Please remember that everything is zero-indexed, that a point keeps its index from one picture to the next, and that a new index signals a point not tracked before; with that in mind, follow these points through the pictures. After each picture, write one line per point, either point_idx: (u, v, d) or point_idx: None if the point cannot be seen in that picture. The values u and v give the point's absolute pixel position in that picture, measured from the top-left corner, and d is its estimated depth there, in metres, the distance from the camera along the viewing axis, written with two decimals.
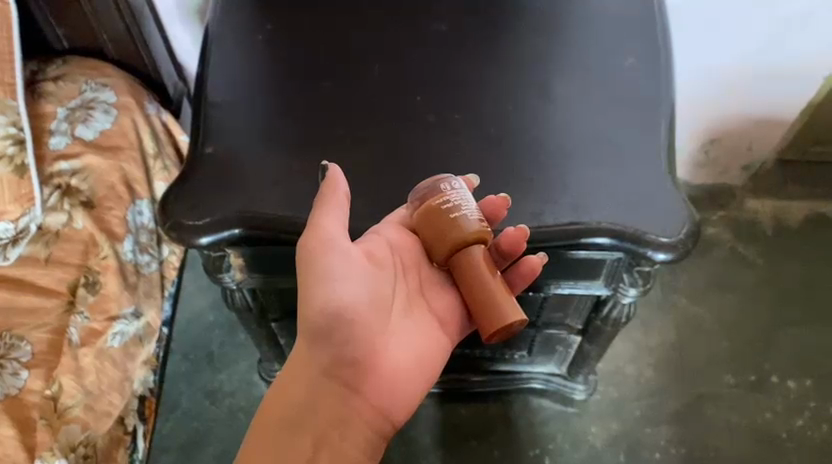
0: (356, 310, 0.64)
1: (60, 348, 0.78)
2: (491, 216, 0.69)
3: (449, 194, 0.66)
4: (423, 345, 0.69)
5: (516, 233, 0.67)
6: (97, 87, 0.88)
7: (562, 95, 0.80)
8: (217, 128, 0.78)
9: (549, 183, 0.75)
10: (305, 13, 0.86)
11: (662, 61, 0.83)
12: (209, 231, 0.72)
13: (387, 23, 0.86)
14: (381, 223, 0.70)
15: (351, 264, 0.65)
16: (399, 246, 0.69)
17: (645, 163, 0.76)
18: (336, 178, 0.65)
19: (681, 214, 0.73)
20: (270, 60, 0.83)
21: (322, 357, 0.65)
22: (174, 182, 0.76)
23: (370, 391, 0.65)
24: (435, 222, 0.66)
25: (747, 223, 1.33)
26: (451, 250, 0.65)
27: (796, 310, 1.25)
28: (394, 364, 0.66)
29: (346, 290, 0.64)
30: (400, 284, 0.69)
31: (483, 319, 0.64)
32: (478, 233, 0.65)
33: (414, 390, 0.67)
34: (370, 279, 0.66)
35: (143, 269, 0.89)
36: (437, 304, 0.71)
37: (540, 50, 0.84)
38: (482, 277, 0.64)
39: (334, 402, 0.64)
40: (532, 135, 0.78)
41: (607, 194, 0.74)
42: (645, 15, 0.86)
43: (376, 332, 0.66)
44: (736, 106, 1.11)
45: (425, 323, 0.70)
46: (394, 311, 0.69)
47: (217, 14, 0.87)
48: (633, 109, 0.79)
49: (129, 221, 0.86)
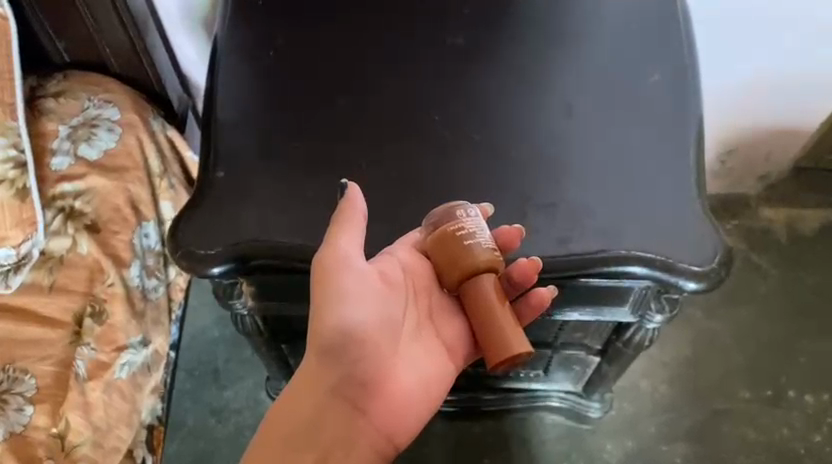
0: (366, 333, 0.61)
1: (65, 382, 0.75)
2: (506, 245, 0.66)
3: (464, 220, 0.63)
4: (434, 371, 0.65)
5: (527, 265, 0.65)
6: (99, 104, 0.84)
7: (584, 115, 0.77)
8: (227, 152, 0.75)
9: (575, 208, 0.71)
10: (315, 26, 0.83)
11: (688, 77, 0.80)
12: (220, 261, 0.69)
13: (400, 37, 0.82)
14: (399, 242, 0.67)
15: (363, 285, 0.61)
16: (415, 270, 0.66)
17: (673, 187, 0.73)
18: (354, 198, 0.62)
19: (712, 241, 0.70)
20: (280, 78, 0.79)
21: (330, 377, 0.61)
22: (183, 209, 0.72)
23: (375, 415, 0.62)
24: (446, 247, 0.62)
25: (761, 232, 1.30)
26: (461, 277, 0.62)
27: (812, 322, 1.23)
28: (403, 388, 0.63)
29: (357, 311, 0.61)
30: (415, 306, 0.66)
31: (488, 351, 0.60)
32: (490, 262, 0.61)
33: (421, 416, 0.64)
34: (383, 301, 0.63)
35: (150, 294, 0.85)
36: (448, 331, 0.67)
37: (562, 64, 0.80)
38: (490, 307, 0.61)
39: (338, 423, 0.61)
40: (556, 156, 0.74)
41: (635, 220, 0.71)
42: (669, 28, 0.83)
43: (386, 355, 0.62)
44: (755, 115, 1.08)
45: (436, 349, 0.66)
46: (405, 334, 0.65)
47: (224, 28, 0.83)
48: (659, 129, 0.76)
49: (134, 246, 0.82)
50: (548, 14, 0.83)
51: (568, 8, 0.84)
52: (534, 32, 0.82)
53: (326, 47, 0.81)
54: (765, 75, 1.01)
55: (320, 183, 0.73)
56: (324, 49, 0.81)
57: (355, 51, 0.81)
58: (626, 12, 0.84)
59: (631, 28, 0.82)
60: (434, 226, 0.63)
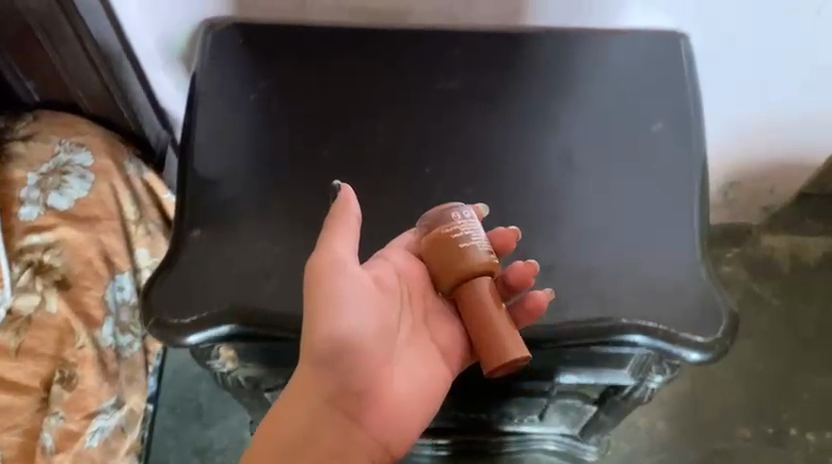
0: (365, 341, 0.57)
1: (31, 455, 0.78)
2: (500, 247, 0.63)
3: (458, 223, 0.59)
4: (428, 378, 0.61)
5: (525, 268, 0.62)
6: (71, 147, 0.81)
7: (584, 167, 0.73)
8: (204, 208, 0.70)
9: (576, 271, 0.67)
10: (300, 69, 0.78)
11: (693, 125, 0.75)
12: (196, 330, 0.65)
13: (390, 82, 0.78)
14: (389, 246, 0.63)
15: (360, 289, 0.57)
16: (406, 274, 0.62)
17: (678, 249, 0.69)
18: (348, 200, 0.58)
19: (718, 309, 0.66)
20: (261, 127, 0.75)
21: (326, 387, 0.56)
22: (155, 272, 0.68)
23: (371, 424, 0.58)
24: (440, 251, 0.58)
25: (762, 261, 1.26)
26: (456, 282, 0.58)
27: (814, 355, 1.19)
28: (397, 396, 0.59)
29: (356, 315, 0.57)
30: (407, 311, 0.62)
31: (484, 354, 0.57)
32: (486, 265, 0.58)
33: (415, 425, 0.60)
34: (378, 306, 0.58)
35: (123, 352, 0.86)
36: (442, 336, 0.63)
37: (559, 112, 0.76)
38: (487, 309, 0.57)
39: (334, 435, 0.57)
40: (554, 214, 0.70)
41: (638, 285, 0.67)
42: (673, 73, 0.79)
43: (383, 361, 0.58)
44: (761, 152, 1.04)
45: (433, 356, 0.62)
46: (400, 338, 0.61)
47: (203, 69, 0.78)
48: (663, 183, 0.72)
49: (107, 302, 0.83)
50: (545, 57, 0.79)
51: (566, 51, 0.80)
52: (531, 77, 0.78)
53: (311, 92, 0.77)
54: (774, 112, 0.96)
55: (304, 243, 0.69)
56: (308, 94, 0.77)
57: (340, 96, 0.77)
58: (626, 55, 0.80)
59: (631, 73, 0.78)
60: (428, 229, 0.60)
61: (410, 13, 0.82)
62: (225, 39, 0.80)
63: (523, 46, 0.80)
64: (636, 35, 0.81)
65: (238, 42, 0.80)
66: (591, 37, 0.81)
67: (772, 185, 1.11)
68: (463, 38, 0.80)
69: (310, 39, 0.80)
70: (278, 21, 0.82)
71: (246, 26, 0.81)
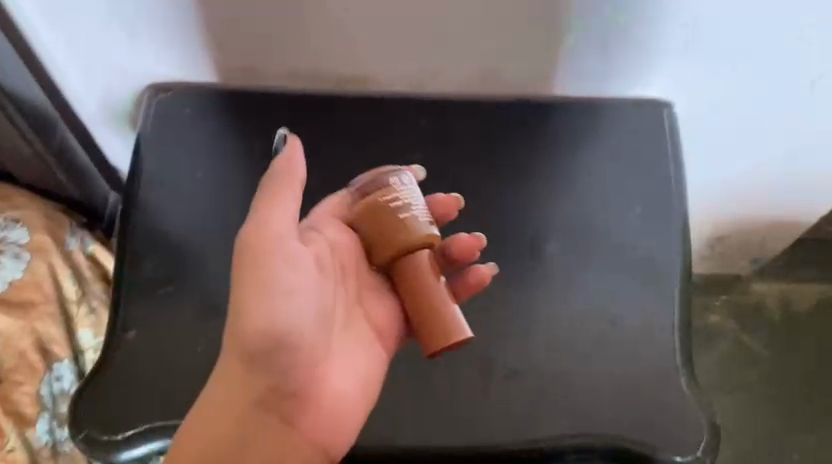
0: (301, 335, 0.50)
1: None
2: (441, 216, 0.61)
3: (398, 190, 0.54)
4: (368, 368, 0.56)
5: (471, 240, 0.61)
6: (5, 224, 0.73)
7: (556, 262, 0.68)
8: (144, 310, 0.65)
9: (541, 383, 0.65)
10: (252, 142, 0.72)
11: (675, 211, 0.71)
12: (126, 447, 0.61)
13: (350, 157, 0.72)
14: (319, 214, 0.57)
15: (302, 272, 0.51)
16: (340, 248, 0.56)
17: (648, 363, 0.66)
18: (292, 163, 0.51)
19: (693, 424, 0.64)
20: (209, 212, 0.69)
21: (259, 384, 0.51)
22: (85, 378, 0.64)
23: (309, 425, 0.53)
24: (376, 221, 0.54)
25: (752, 309, 1.21)
26: (393, 256, 0.54)
27: (804, 412, 1.14)
28: (336, 393, 0.54)
29: (296, 305, 0.50)
30: (343, 288, 0.56)
31: (422, 329, 0.54)
32: (429, 238, 0.53)
33: (356, 423, 0.55)
34: (320, 289, 0.52)
35: (60, 449, 0.75)
36: (375, 311, 0.58)
37: (534, 197, 0.71)
38: (427, 282, 0.54)
39: (268, 439, 0.52)
40: (527, 322, 0.66)
41: (600, 400, 0.65)
42: (657, 154, 0.73)
43: (321, 354, 0.53)
44: (749, 212, 0.97)
45: (364, 331, 0.57)
46: (337, 325, 0.55)
47: (148, 143, 0.72)
48: (638, 282, 0.68)
49: (41, 398, 0.72)
50: (517, 134, 0.73)
51: (543, 123, 0.74)
52: (505, 157, 0.72)
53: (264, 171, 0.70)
54: (770, 173, 0.88)
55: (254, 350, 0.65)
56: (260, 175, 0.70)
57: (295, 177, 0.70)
58: (604, 128, 0.74)
59: (609, 149, 0.73)
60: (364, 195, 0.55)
61: (372, 80, 0.75)
62: (172, 107, 0.73)
63: (495, 122, 0.74)
64: (616, 104, 0.75)
65: (184, 111, 0.73)
66: (570, 108, 0.74)
67: (764, 241, 1.04)
68: (429, 109, 0.74)
69: (262, 111, 0.73)
70: (229, 85, 0.75)
71: (194, 92, 0.74)
